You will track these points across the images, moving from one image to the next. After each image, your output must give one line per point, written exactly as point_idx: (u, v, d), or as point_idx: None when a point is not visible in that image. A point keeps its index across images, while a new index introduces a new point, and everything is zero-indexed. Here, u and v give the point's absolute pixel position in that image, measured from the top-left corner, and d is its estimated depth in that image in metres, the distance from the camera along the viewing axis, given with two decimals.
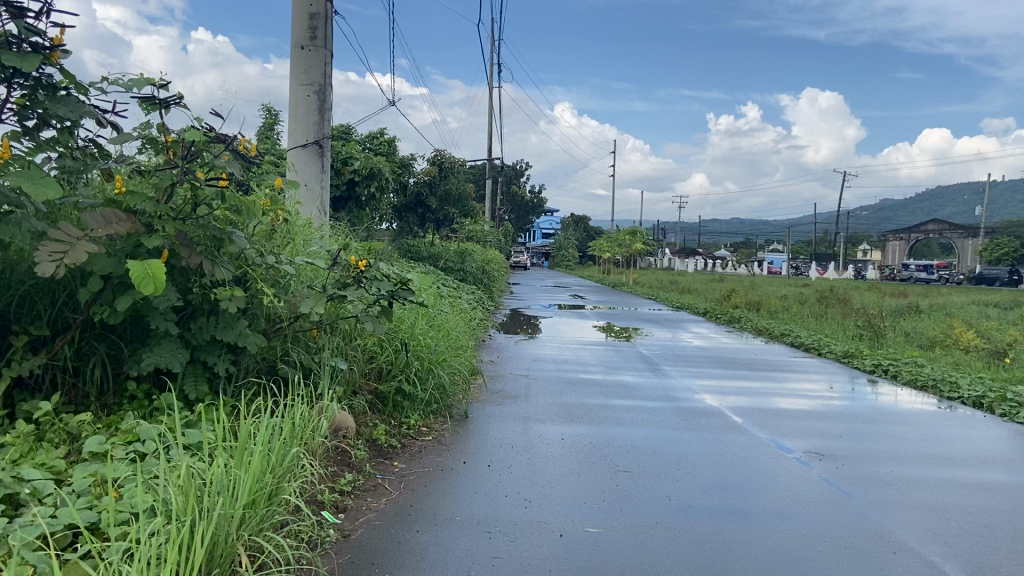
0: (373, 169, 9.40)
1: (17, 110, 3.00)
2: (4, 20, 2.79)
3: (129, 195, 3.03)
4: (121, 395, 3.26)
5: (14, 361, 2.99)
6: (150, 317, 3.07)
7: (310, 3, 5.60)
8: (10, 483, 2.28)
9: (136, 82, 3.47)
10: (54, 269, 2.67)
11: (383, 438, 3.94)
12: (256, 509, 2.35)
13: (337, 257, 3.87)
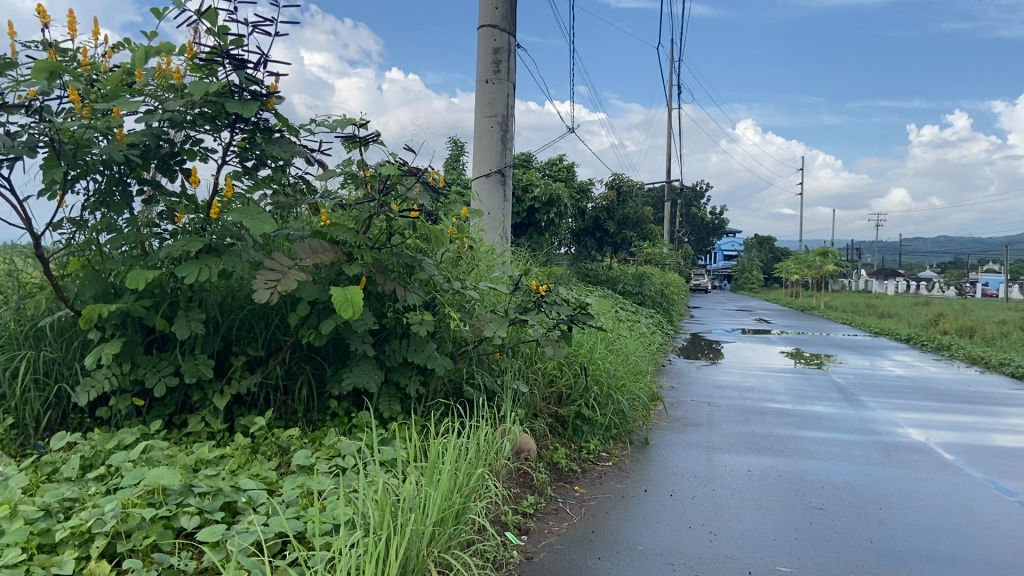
0: (553, 196, 9.56)
1: (239, 153, 3.33)
2: (228, 73, 3.08)
3: (333, 227, 3.27)
4: (325, 412, 3.51)
5: (233, 379, 3.30)
6: (350, 340, 3.29)
7: (494, 38, 5.82)
8: (229, 492, 2.51)
9: (339, 122, 3.76)
10: (269, 296, 2.92)
11: (563, 462, 3.96)
12: (444, 528, 2.44)
13: (519, 281, 3.95)
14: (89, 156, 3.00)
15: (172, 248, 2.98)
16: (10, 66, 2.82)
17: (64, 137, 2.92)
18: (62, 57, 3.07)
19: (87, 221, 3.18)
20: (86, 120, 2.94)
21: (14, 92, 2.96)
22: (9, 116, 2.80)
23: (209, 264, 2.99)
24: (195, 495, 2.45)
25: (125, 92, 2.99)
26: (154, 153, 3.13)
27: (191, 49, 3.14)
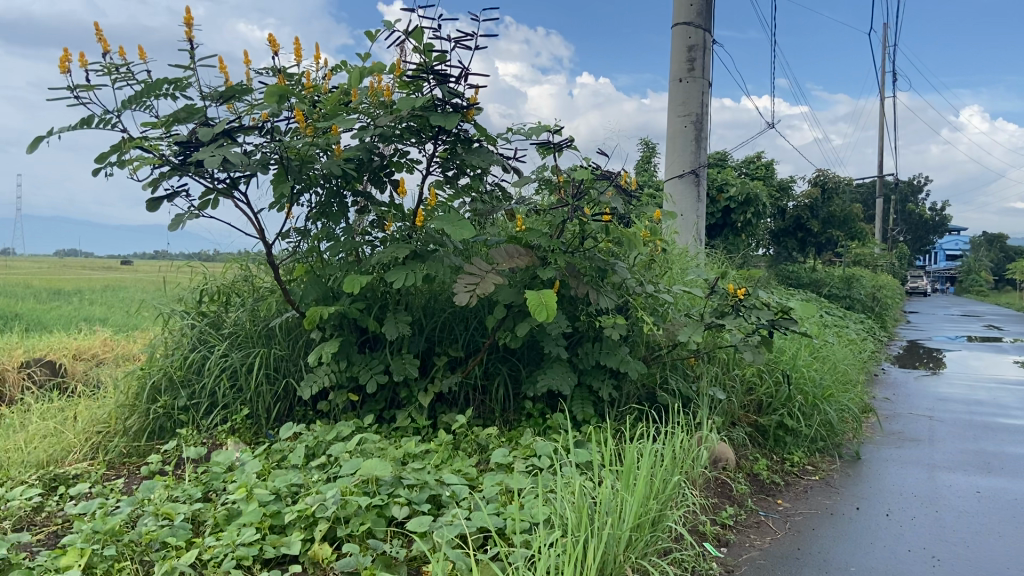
0: (750, 195, 9.19)
1: (441, 163, 3.50)
2: (432, 88, 3.23)
3: (528, 231, 3.33)
4: (521, 413, 3.60)
5: (436, 378, 3.47)
6: (544, 342, 3.34)
7: (689, 36, 5.70)
8: (435, 486, 2.64)
9: (534, 130, 3.79)
10: (469, 299, 3.02)
11: (765, 473, 3.79)
12: (642, 534, 2.41)
13: (715, 285, 3.82)
14: (312, 171, 3.26)
15: (382, 253, 3.18)
16: (247, 92, 3.12)
17: (291, 154, 3.18)
18: (290, 82, 3.34)
19: (309, 230, 3.46)
20: (309, 138, 3.16)
21: (249, 116, 3.27)
22: (246, 137, 3.10)
23: (415, 269, 3.14)
24: (405, 487, 2.60)
25: (342, 111, 3.19)
26: (367, 166, 3.35)
27: (399, 67, 3.32)
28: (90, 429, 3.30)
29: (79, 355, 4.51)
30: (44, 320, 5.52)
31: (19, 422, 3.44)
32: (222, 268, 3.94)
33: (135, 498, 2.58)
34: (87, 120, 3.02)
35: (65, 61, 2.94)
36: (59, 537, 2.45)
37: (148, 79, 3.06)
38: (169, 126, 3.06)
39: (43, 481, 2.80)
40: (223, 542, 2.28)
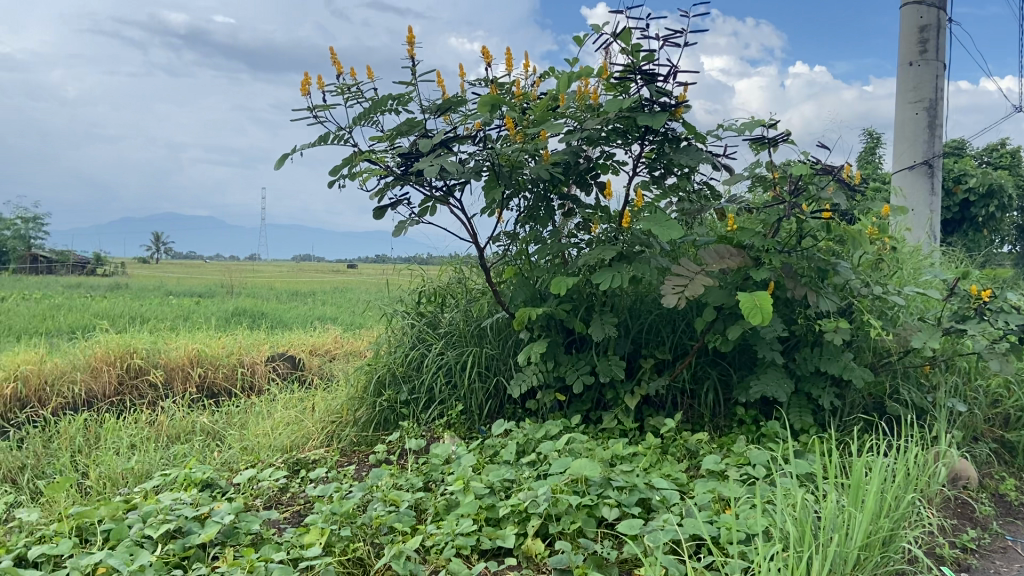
0: (993, 185, 8.24)
1: (648, 163, 3.46)
2: (639, 88, 3.20)
3: (740, 231, 3.18)
4: (732, 419, 3.48)
5: (643, 380, 3.43)
6: (758, 347, 3.20)
7: (920, 15, 5.22)
8: (645, 489, 2.61)
9: (747, 124, 3.57)
10: (677, 301, 2.94)
11: (1015, 496, 3.38)
12: (871, 554, 2.24)
13: (954, 286, 3.46)
14: (521, 176, 3.34)
15: (589, 255, 3.15)
16: (462, 104, 3.27)
17: (503, 160, 3.29)
18: (501, 91, 3.45)
19: (519, 234, 3.55)
20: (519, 144, 3.26)
21: (464, 125, 3.41)
22: (461, 146, 3.25)
23: (621, 271, 3.08)
24: (615, 488, 2.61)
25: (551, 116, 3.23)
26: (574, 169, 3.38)
27: (606, 70, 3.30)
28: (326, 419, 3.62)
29: (314, 351, 4.97)
30: (286, 319, 6.14)
31: (267, 410, 3.85)
32: (439, 271, 4.16)
33: (365, 484, 2.79)
34: (323, 137, 3.30)
35: (305, 84, 3.23)
36: (303, 516, 2.71)
37: (375, 96, 3.29)
38: (392, 139, 3.27)
39: (288, 465, 3.11)
40: (444, 531, 2.42)
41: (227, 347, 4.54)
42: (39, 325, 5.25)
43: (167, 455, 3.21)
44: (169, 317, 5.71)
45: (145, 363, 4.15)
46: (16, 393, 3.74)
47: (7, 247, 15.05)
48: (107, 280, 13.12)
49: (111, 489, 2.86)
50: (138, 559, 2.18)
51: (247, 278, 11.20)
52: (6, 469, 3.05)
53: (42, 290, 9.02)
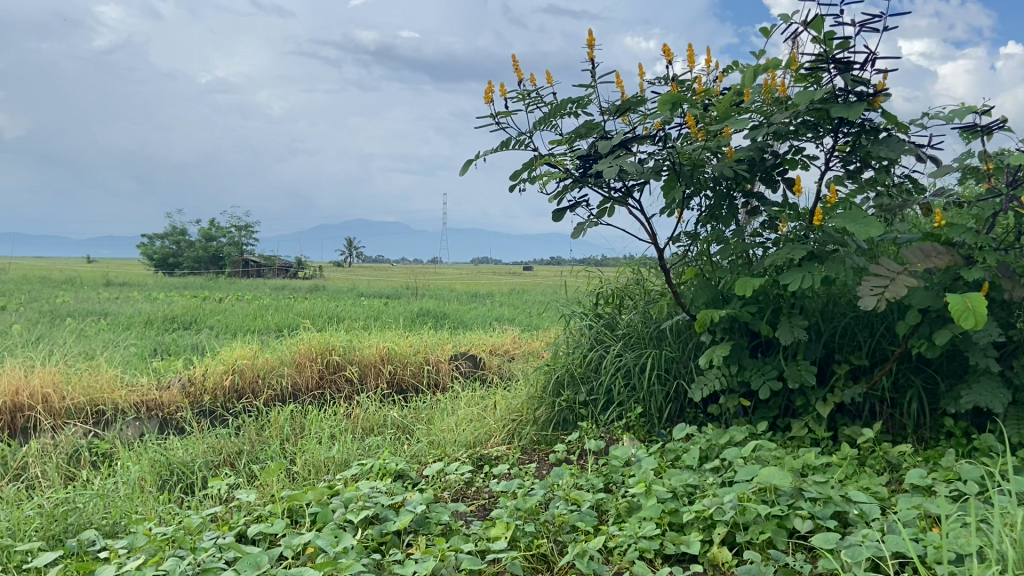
0: None
1: (842, 157, 3.27)
2: (833, 78, 3.03)
3: (949, 226, 2.93)
4: (938, 431, 3.21)
5: (836, 387, 3.24)
6: (969, 353, 2.93)
7: None
8: (840, 501, 2.47)
9: (957, 111, 3.28)
10: (876, 303, 2.75)
11: None
12: None
13: None
14: (703, 174, 3.27)
15: (777, 255, 3.02)
16: (642, 103, 3.25)
17: (684, 159, 3.23)
18: (683, 88, 3.39)
19: (700, 234, 3.48)
20: (701, 142, 3.18)
21: (643, 125, 3.39)
22: (640, 146, 3.22)
23: (812, 271, 2.92)
24: (806, 499, 2.48)
25: (735, 112, 3.13)
26: (760, 166, 3.25)
27: (795, 61, 3.16)
28: (507, 417, 3.71)
29: (495, 350, 5.13)
30: (467, 320, 6.37)
31: (452, 407, 4.02)
32: (616, 273, 4.16)
33: (547, 482, 2.84)
34: (505, 143, 3.39)
35: (488, 92, 3.33)
36: (488, 510, 2.80)
37: (554, 100, 3.34)
38: (572, 142, 3.31)
39: (472, 460, 3.23)
40: (627, 533, 2.41)
41: (414, 346, 4.80)
42: (251, 324, 5.79)
43: (363, 446, 3.42)
44: (362, 317, 6.11)
45: (341, 360, 4.45)
46: (234, 384, 4.13)
47: (221, 253, 16.71)
48: (305, 282, 14.24)
49: (316, 475, 3.10)
50: (342, 542, 2.35)
51: (430, 280, 11.75)
52: (227, 453, 3.38)
53: (254, 293, 9.93)
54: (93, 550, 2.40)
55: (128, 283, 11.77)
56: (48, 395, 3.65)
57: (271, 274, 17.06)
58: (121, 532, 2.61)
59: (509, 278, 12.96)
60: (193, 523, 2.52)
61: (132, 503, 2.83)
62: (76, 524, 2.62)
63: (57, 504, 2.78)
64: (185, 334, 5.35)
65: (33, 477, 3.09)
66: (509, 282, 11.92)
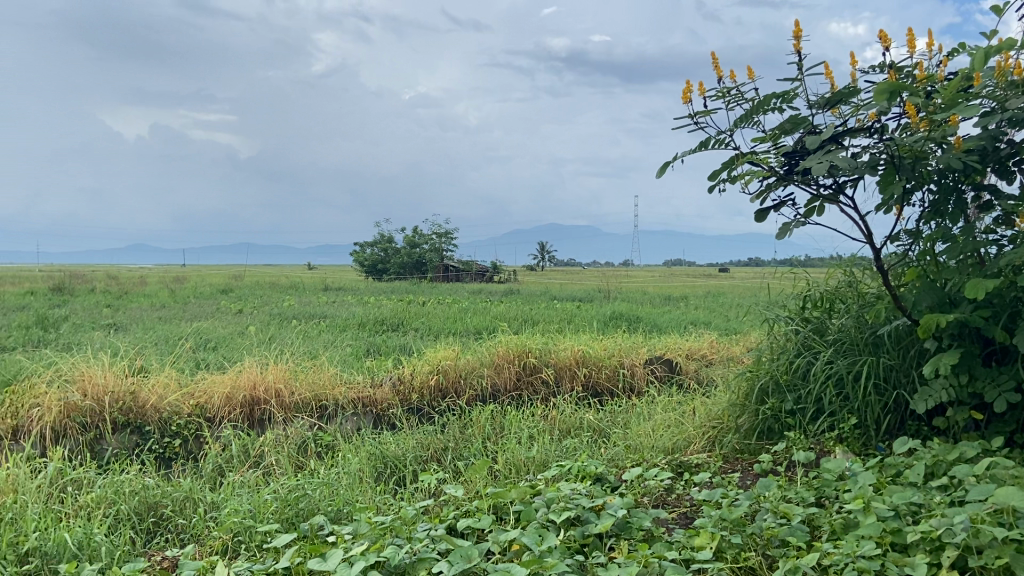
0: None
1: None
2: None
3: None
4: None
5: None
6: None
7: None
8: None
9: None
10: None
11: None
12: None
13: None
14: (925, 167, 3.01)
15: (1015, 254, 2.71)
16: (854, 94, 3.04)
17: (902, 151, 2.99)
18: (901, 76, 3.14)
19: (922, 232, 3.20)
20: (923, 132, 2.92)
21: (855, 117, 3.18)
22: (853, 139, 3.03)
23: None
24: None
25: (962, 98, 2.85)
26: (993, 155, 2.95)
27: None
28: (707, 424, 3.64)
29: (692, 355, 5.04)
30: (662, 323, 6.29)
31: (648, 411, 3.99)
32: (825, 276, 3.94)
33: (752, 493, 2.74)
34: (704, 143, 3.30)
35: (686, 91, 3.26)
36: (691, 519, 2.75)
37: (756, 96, 3.22)
38: (776, 138, 3.17)
39: (672, 466, 3.18)
40: (842, 551, 2.26)
41: (609, 349, 4.82)
42: (453, 326, 6.07)
43: (562, 447, 3.48)
44: (557, 320, 6.23)
45: (538, 362, 4.57)
46: (439, 384, 4.35)
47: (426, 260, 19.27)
48: (498, 286, 14.73)
49: (517, 474, 3.19)
50: (547, 540, 2.41)
51: (621, 285, 11.72)
52: (434, 449, 3.58)
53: (455, 297, 10.52)
54: (322, 534, 2.62)
55: (341, 287, 12.73)
56: (280, 389, 4.03)
57: (471, 280, 18.67)
58: (345, 518, 2.83)
59: (702, 280, 12.65)
60: (408, 514, 2.68)
61: (353, 492, 3.06)
62: (306, 510, 2.88)
63: (291, 490, 3.06)
64: (394, 336, 5.71)
65: (270, 464, 3.44)
66: (703, 285, 11.63)
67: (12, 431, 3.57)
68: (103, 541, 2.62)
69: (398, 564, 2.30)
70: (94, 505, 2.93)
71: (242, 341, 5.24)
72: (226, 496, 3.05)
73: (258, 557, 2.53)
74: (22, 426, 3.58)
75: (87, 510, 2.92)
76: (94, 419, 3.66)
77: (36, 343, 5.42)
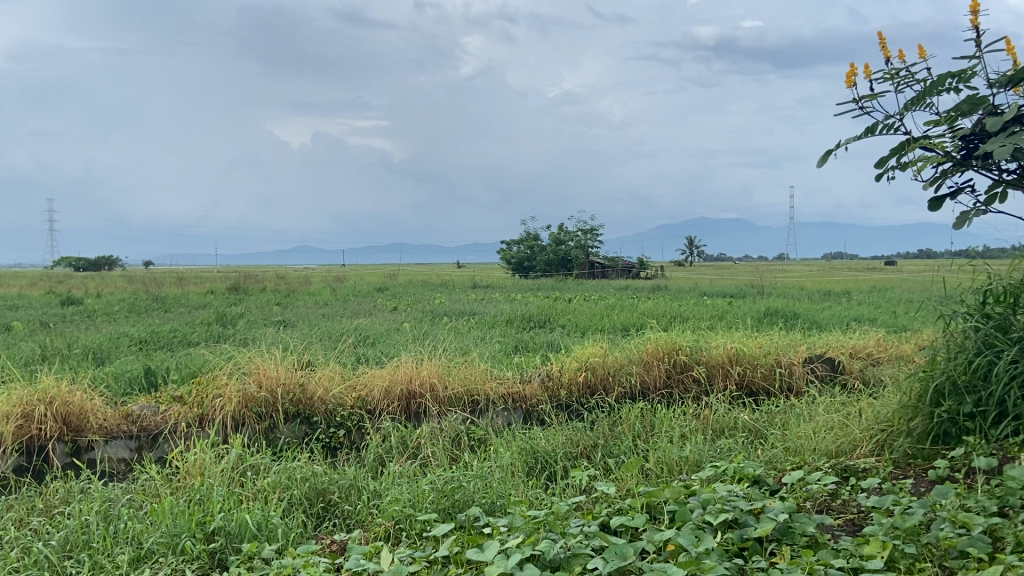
0: None
1: None
2: None
3: None
4: None
5: None
6: None
7: None
8: None
9: None
10: None
11: None
12: None
13: None
14: None
15: None
16: None
17: None
18: None
19: None
20: None
21: None
22: None
23: None
24: None
25: None
26: None
27: None
28: (875, 427, 3.45)
29: (855, 353, 4.78)
30: (822, 321, 5.97)
31: (808, 413, 3.81)
32: (1008, 268, 3.62)
33: (927, 500, 2.55)
34: (870, 128, 3.11)
35: (850, 75, 3.09)
36: (858, 526, 2.60)
37: (929, 76, 2.99)
38: (952, 121, 2.93)
39: (836, 470, 3.02)
40: None
41: (764, 347, 4.65)
42: (600, 322, 6.07)
43: (716, 447, 3.40)
44: (708, 316, 6.08)
45: (689, 359, 4.46)
46: (587, 381, 4.35)
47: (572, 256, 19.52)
48: (644, 283, 14.50)
49: (669, 474, 3.14)
50: (703, 543, 2.35)
51: (777, 282, 11.20)
52: (584, 445, 3.58)
53: (602, 292, 10.50)
54: (478, 525, 2.68)
55: (489, 285, 12.97)
56: (435, 383, 4.18)
57: (615, 275, 18.81)
58: (499, 511, 2.89)
59: (865, 276, 11.89)
60: (561, 510, 2.70)
61: (506, 486, 3.12)
62: (462, 501, 2.96)
63: (447, 481, 3.16)
64: (542, 332, 5.78)
65: (427, 456, 3.57)
66: (867, 280, 10.93)
67: (198, 418, 3.89)
68: (279, 523, 2.81)
69: (553, 558, 2.32)
70: (270, 489, 3.15)
71: (398, 337, 5.46)
72: (387, 485, 3.20)
73: (418, 545, 2.63)
74: (206, 415, 3.90)
75: (265, 494, 3.15)
76: (269, 409, 3.93)
77: (216, 339, 5.90)
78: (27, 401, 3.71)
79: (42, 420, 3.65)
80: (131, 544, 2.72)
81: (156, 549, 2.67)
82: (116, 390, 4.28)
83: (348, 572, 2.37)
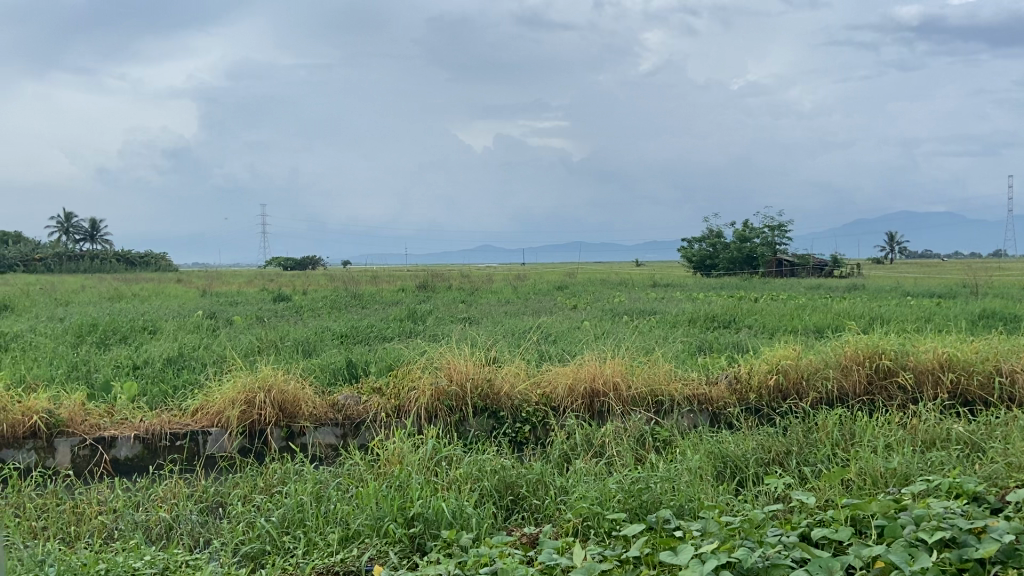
0: None
1: None
2: None
3: None
4: None
5: None
6: None
7: None
8: None
9: None
10: None
11: None
12: None
13: None
14: None
15: None
16: None
17: None
18: None
19: None
20: None
21: None
22: None
23: None
24: None
25: None
26: None
27: None
28: None
29: None
30: None
31: None
32: None
33: None
34: None
35: None
36: None
37: None
38: None
39: None
40: None
41: (981, 353, 4.24)
42: (789, 323, 5.80)
43: (927, 460, 3.15)
44: (912, 318, 5.64)
45: (894, 365, 4.16)
46: (778, 384, 4.16)
47: (754, 254, 18.81)
48: (836, 281, 13.73)
49: (874, 486, 2.94)
50: (919, 560, 2.18)
51: (996, 282, 10.16)
52: (777, 451, 3.43)
53: (790, 291, 10.08)
54: (668, 527, 2.64)
55: (673, 284, 12.85)
56: (619, 382, 4.17)
57: (806, 272, 18.28)
58: (690, 514, 2.84)
59: None
60: (757, 518, 2.60)
61: (696, 489, 3.06)
62: (650, 502, 2.94)
63: (634, 481, 3.14)
64: (727, 332, 5.61)
65: (612, 455, 3.57)
66: None
67: (396, 409, 4.13)
68: (472, 513, 2.92)
69: (751, 566, 2.23)
70: (462, 480, 3.28)
71: (580, 336, 5.50)
72: (574, 481, 3.24)
73: (608, 543, 2.63)
74: (403, 406, 4.13)
75: (457, 484, 3.28)
76: (459, 402, 4.09)
77: (408, 334, 6.22)
78: (250, 388, 4.09)
79: (262, 406, 4.00)
80: (340, 524, 2.93)
81: (361, 530, 2.85)
82: (323, 380, 4.63)
83: (542, 565, 2.42)
